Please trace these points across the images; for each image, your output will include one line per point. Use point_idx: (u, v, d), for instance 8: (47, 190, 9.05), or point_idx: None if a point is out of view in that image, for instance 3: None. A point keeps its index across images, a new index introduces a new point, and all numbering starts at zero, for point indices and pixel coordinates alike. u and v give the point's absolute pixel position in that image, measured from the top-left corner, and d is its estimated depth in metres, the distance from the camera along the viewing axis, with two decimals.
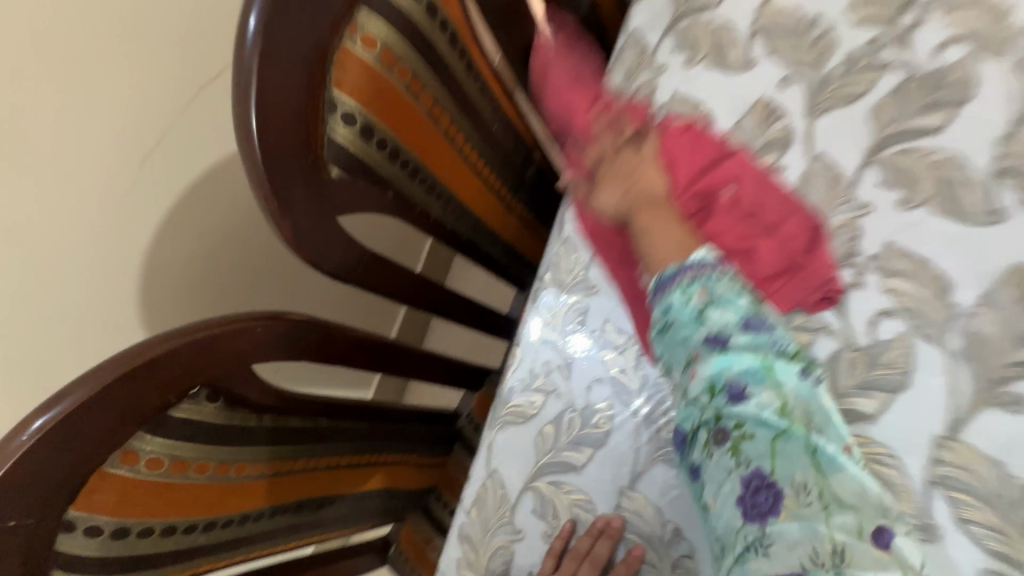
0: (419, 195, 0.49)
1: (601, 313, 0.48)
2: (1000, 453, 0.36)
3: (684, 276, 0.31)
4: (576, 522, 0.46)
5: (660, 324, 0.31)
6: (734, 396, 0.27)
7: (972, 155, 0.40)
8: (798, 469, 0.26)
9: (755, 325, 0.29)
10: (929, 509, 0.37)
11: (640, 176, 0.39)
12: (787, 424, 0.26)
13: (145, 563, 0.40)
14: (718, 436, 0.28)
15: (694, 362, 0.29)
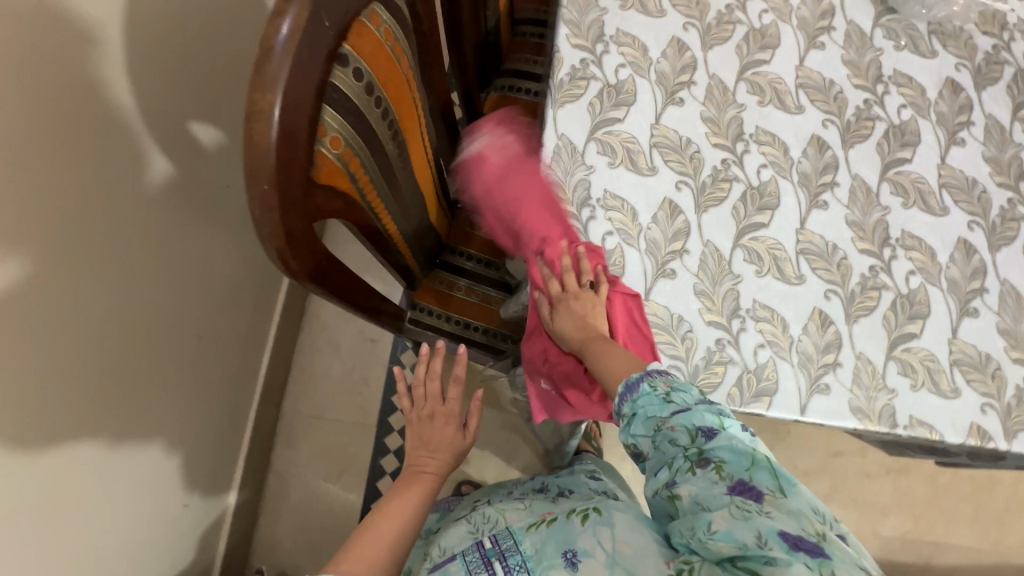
0: None
1: (614, 24, 0.72)
2: (820, 68, 0.72)
3: (645, 381, 0.56)
4: (628, 151, 0.68)
5: (641, 406, 0.56)
6: (710, 437, 0.52)
7: None
8: (761, 476, 0.50)
9: (712, 430, 0.52)
10: (800, 100, 0.71)
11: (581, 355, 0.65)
12: (756, 473, 0.50)
13: (365, 138, 0.47)
14: (700, 463, 0.52)
15: (671, 425, 0.53)
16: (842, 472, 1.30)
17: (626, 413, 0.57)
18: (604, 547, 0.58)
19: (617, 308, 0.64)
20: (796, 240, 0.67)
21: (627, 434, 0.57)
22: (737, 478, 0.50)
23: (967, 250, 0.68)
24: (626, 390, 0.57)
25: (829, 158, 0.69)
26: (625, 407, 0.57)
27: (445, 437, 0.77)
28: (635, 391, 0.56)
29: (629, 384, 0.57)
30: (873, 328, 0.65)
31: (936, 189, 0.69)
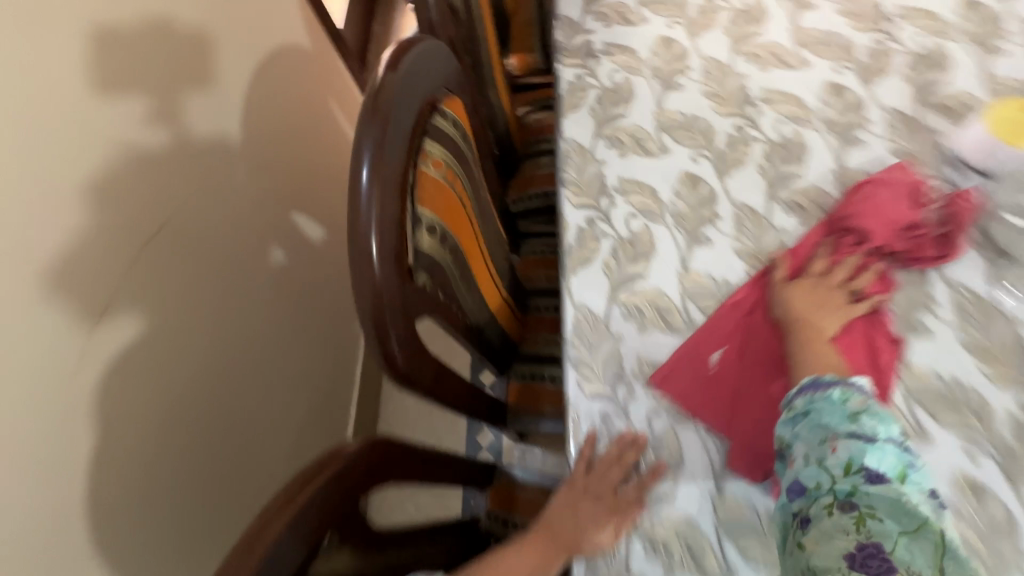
0: (462, 287, 0.53)
1: (633, 353, 0.57)
2: (933, 365, 0.52)
3: (845, 386, 0.45)
4: (691, 548, 0.49)
5: (815, 409, 0.44)
6: (871, 478, 0.40)
7: (826, 186, 0.62)
8: (919, 559, 0.37)
9: (880, 476, 0.40)
10: (921, 421, 0.50)
11: (806, 326, 0.52)
12: (914, 526, 0.38)
13: None
14: (844, 505, 0.40)
15: (840, 441, 0.42)
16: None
17: (796, 407, 0.45)
18: None
19: (880, 334, 0.53)
20: None
21: (787, 428, 0.44)
22: (875, 540, 0.38)
23: None
24: (808, 385, 0.46)
25: (1001, 514, 0.46)
26: (795, 403, 0.46)
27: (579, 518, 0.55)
28: (823, 391, 0.45)
29: (817, 381, 0.46)
30: None
31: None
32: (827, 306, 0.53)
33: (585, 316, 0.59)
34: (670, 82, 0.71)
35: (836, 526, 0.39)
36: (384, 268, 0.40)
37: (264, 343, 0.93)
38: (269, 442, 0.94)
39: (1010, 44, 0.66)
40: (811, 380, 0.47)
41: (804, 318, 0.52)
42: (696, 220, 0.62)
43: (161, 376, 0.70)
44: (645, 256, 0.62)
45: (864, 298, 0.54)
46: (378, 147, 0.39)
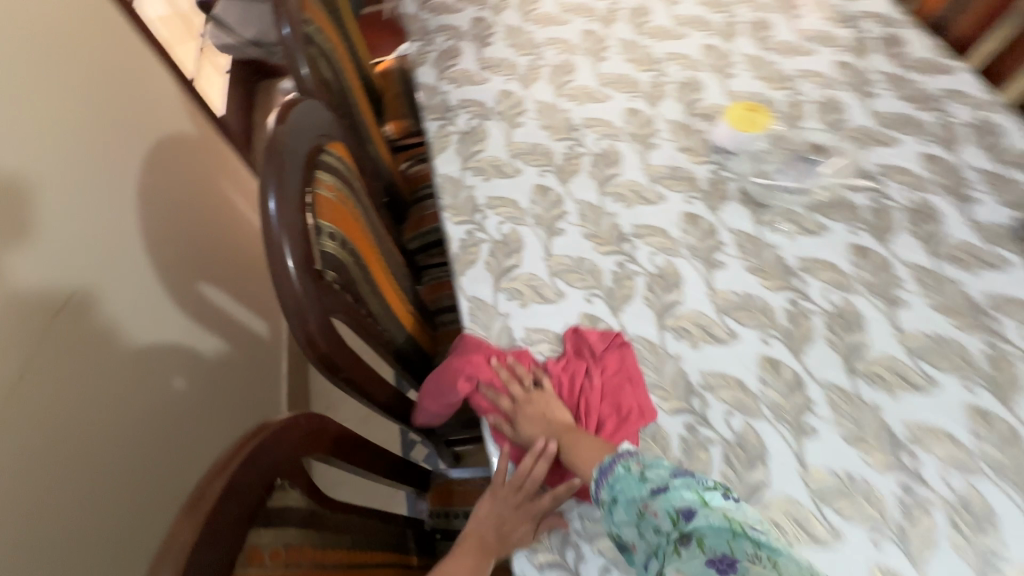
0: (367, 288, 0.64)
1: (520, 325, 0.71)
2: (731, 286, 0.71)
3: (622, 458, 0.53)
4: None
5: (619, 489, 0.50)
6: (686, 514, 0.45)
7: (636, 179, 0.82)
8: (749, 545, 0.42)
9: (685, 503, 0.46)
10: (729, 325, 0.68)
11: (552, 416, 0.62)
12: (729, 526, 0.44)
13: None
14: (682, 542, 0.44)
15: (651, 506, 0.47)
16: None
17: (605, 500, 0.51)
18: None
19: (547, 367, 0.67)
20: (807, 486, 0.58)
21: (612, 523, 0.50)
22: (720, 552, 0.42)
23: (986, 417, 0.60)
24: (601, 474, 0.53)
25: (790, 375, 0.65)
26: (604, 491, 0.52)
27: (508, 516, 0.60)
28: (611, 473, 0.52)
29: (602, 469, 0.53)
30: (950, 566, 0.53)
31: (911, 363, 0.64)
32: (547, 410, 0.63)
33: (477, 306, 0.73)
34: (513, 121, 0.90)
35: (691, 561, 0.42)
36: (296, 271, 0.50)
37: (183, 358, 0.94)
38: (203, 454, 0.96)
39: (737, 70, 0.92)
40: (599, 469, 0.54)
41: (556, 430, 0.61)
42: (551, 217, 0.80)
43: (110, 423, 0.75)
44: (516, 250, 0.77)
45: (534, 384, 0.65)
46: (274, 176, 0.51)
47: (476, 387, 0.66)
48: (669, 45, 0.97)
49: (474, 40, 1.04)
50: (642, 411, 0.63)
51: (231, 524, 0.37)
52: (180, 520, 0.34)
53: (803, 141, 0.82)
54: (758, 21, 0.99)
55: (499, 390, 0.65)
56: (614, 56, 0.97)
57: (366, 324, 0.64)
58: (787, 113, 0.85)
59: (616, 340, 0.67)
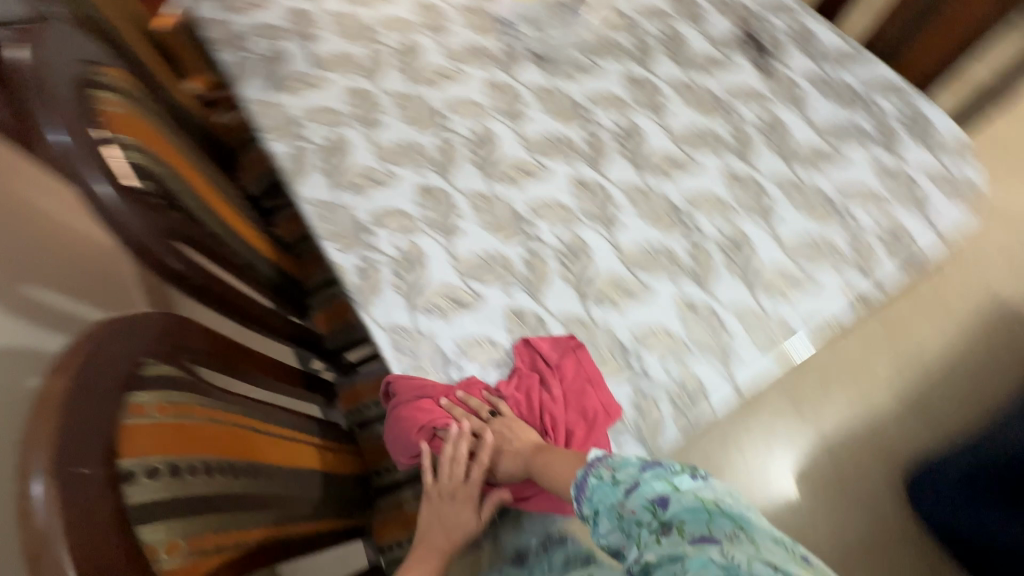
0: (190, 200, 0.68)
1: (364, 209, 0.77)
2: (536, 131, 0.83)
3: (596, 467, 0.55)
4: (455, 295, 0.71)
5: (598, 501, 0.52)
6: (661, 502, 0.48)
7: (438, 62, 0.89)
8: (725, 525, 0.45)
9: (659, 494, 0.49)
10: (541, 161, 0.80)
11: (517, 444, 0.64)
12: (700, 505, 0.47)
13: (195, 501, 0.44)
14: (664, 531, 0.46)
15: (626, 502, 0.49)
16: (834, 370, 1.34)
17: (587, 514, 0.52)
18: None
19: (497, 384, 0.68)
20: (623, 262, 0.73)
21: (600, 534, 0.51)
22: (699, 535, 0.44)
23: (734, 175, 0.79)
24: (579, 491, 0.55)
25: (595, 185, 0.78)
26: (586, 507, 0.54)
27: (452, 517, 0.67)
28: (587, 487, 0.54)
29: (579, 485, 0.55)
30: (727, 282, 0.72)
31: (680, 151, 0.81)
32: (511, 439, 0.64)
33: (320, 207, 0.77)
34: (309, 36, 0.92)
35: (670, 548, 0.44)
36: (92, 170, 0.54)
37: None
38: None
39: None
40: (577, 484, 0.55)
41: (524, 459, 0.63)
42: (369, 113, 0.85)
43: None
44: (344, 149, 0.81)
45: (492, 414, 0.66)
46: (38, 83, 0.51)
47: (432, 434, 0.65)
48: None
49: None
50: (609, 409, 0.65)
51: (106, 380, 0.40)
52: (48, 377, 0.37)
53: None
54: None
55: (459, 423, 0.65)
56: None
57: (211, 243, 0.69)
58: None
59: (569, 347, 0.67)
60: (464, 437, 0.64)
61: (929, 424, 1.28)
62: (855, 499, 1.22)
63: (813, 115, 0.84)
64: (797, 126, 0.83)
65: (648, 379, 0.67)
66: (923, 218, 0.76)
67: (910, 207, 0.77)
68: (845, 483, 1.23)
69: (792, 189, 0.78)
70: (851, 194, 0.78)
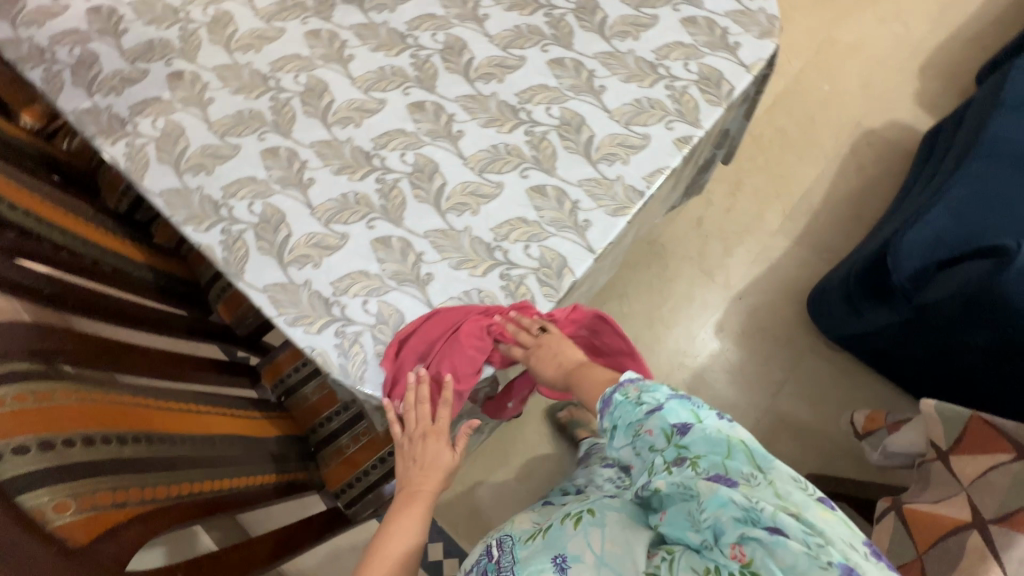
0: (22, 219, 0.65)
1: (215, 185, 0.78)
2: (365, 68, 0.84)
3: (626, 387, 0.67)
4: (321, 241, 0.74)
5: (619, 417, 0.65)
6: (683, 430, 0.62)
7: (253, 27, 0.88)
8: (741, 462, 0.58)
9: (683, 426, 0.62)
10: (376, 95, 0.82)
11: (562, 358, 0.72)
12: (725, 443, 0.60)
13: (80, 468, 0.46)
14: (677, 461, 0.60)
15: (650, 423, 0.63)
16: (734, 230, 1.44)
17: (609, 426, 0.66)
18: (591, 549, 0.70)
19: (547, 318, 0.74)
20: (471, 168, 0.77)
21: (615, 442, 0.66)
22: (712, 469, 0.58)
23: (559, 62, 0.83)
24: (604, 403, 0.68)
25: (431, 105, 0.81)
26: (606, 422, 0.67)
27: (433, 450, 0.72)
28: (611, 404, 0.67)
29: (606, 399, 0.67)
30: (568, 161, 0.77)
31: (504, 53, 0.84)
32: (557, 353, 0.72)
33: (170, 194, 0.78)
34: (116, 32, 0.89)
35: (689, 476, 0.58)
36: None
37: None
38: None
39: None
40: (602, 400, 0.68)
41: (567, 371, 0.72)
42: (197, 93, 0.84)
43: None
44: (180, 135, 0.81)
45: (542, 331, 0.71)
46: None
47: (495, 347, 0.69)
48: None
49: None
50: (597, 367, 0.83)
51: None
52: None
53: None
54: None
55: (511, 342, 0.69)
56: None
57: (65, 259, 0.69)
58: None
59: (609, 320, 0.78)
60: (511, 342, 0.69)
61: (823, 254, 1.40)
62: (776, 339, 1.33)
63: None
64: (608, 2, 0.87)
65: (515, 267, 0.72)
66: (733, 58, 0.82)
67: (720, 51, 0.83)
68: (763, 326, 1.34)
69: (613, 62, 0.83)
70: (667, 52, 0.83)
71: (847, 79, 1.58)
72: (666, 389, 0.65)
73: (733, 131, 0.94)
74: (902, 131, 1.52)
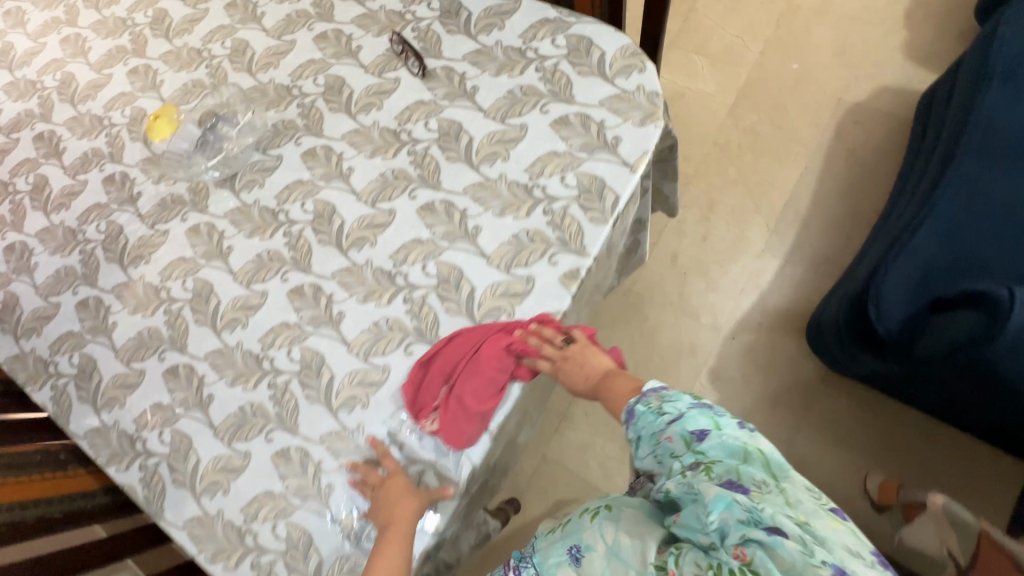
0: None
1: (128, 418, 0.79)
2: (244, 259, 0.82)
3: (649, 394, 0.60)
4: (227, 463, 0.73)
5: (643, 426, 0.59)
6: (701, 437, 0.54)
7: (141, 235, 0.88)
8: (757, 473, 0.50)
9: (703, 433, 0.54)
10: (258, 288, 0.80)
11: (589, 369, 0.67)
12: (743, 449, 0.52)
13: None
14: (692, 466, 0.52)
15: (670, 429, 0.56)
16: (716, 258, 1.30)
17: (632, 437, 0.60)
18: (605, 540, 0.55)
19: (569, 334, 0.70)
20: (356, 355, 0.73)
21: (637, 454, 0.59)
22: (726, 475, 0.49)
23: (429, 208, 0.76)
24: (628, 415, 0.61)
25: (309, 288, 0.77)
26: (629, 431, 0.60)
27: (396, 492, 0.65)
28: (635, 417, 0.60)
29: (629, 410, 0.61)
30: (452, 326, 0.71)
31: (373, 210, 0.78)
32: (583, 364, 0.67)
33: (92, 435, 0.80)
34: (30, 267, 0.94)
35: (699, 480, 0.50)
36: None
37: None
38: None
39: (162, 75, 0.98)
40: (626, 411, 0.61)
41: (596, 381, 0.67)
42: (101, 319, 0.86)
43: None
44: (93, 369, 0.83)
45: (566, 344, 0.67)
46: None
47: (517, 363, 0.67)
48: (102, 96, 1.00)
49: None
50: None
51: None
52: None
53: (233, 97, 0.91)
54: (154, 16, 1.03)
55: (534, 356, 0.66)
56: (71, 143, 0.99)
57: None
58: (211, 83, 0.93)
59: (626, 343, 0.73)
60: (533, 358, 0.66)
61: (822, 267, 1.24)
62: (784, 376, 1.19)
63: (484, 101, 0.79)
64: (472, 120, 0.79)
65: (412, 463, 0.68)
66: (615, 158, 0.72)
67: (599, 151, 0.73)
68: (764, 365, 1.21)
69: (484, 193, 0.75)
70: (541, 167, 0.74)
71: (819, 49, 1.37)
72: (692, 400, 0.58)
73: (649, 216, 0.83)
74: (895, 96, 1.30)
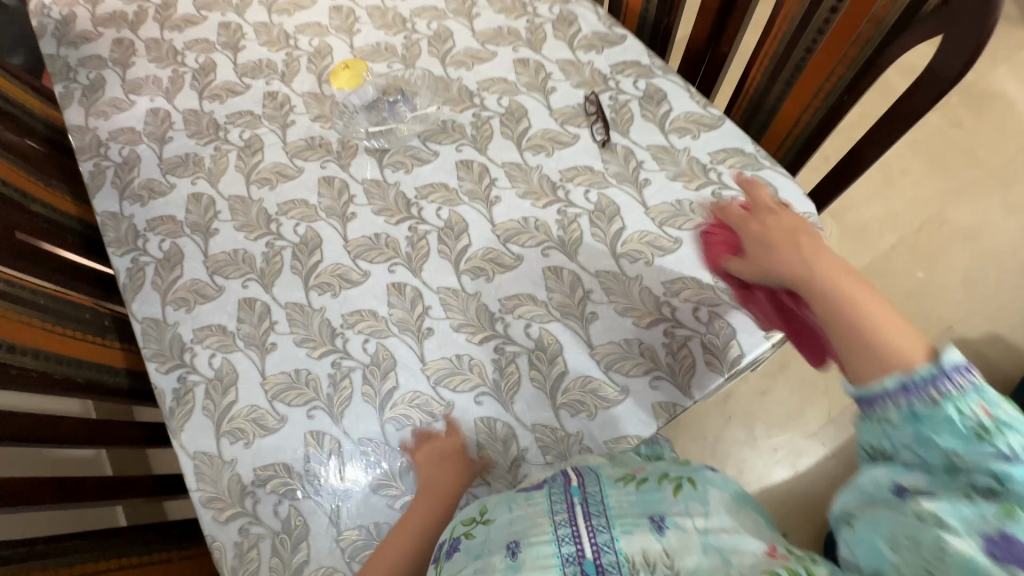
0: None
1: (188, 326, 0.79)
2: (362, 231, 0.81)
3: (962, 386, 0.44)
4: (258, 417, 0.72)
5: (932, 415, 0.44)
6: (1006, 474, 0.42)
7: (277, 161, 0.89)
8: None
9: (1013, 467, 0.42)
10: (362, 266, 0.79)
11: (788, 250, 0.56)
12: None
13: None
14: (973, 497, 0.43)
15: (969, 445, 0.43)
16: (767, 417, 1.26)
17: (896, 415, 0.46)
18: (694, 523, 0.52)
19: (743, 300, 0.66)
20: (427, 377, 0.72)
21: (878, 432, 0.48)
22: (1010, 535, 0.40)
23: (556, 272, 0.75)
24: (913, 386, 0.46)
25: (410, 291, 0.77)
26: (895, 410, 0.46)
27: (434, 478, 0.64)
28: (918, 392, 0.45)
29: (911, 383, 0.45)
30: (530, 398, 0.69)
31: (503, 248, 0.78)
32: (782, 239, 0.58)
33: (147, 324, 0.80)
34: (163, 138, 0.95)
35: (963, 517, 0.42)
36: None
37: None
38: None
39: (362, 25, 1.00)
40: (898, 380, 0.46)
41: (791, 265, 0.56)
42: (206, 220, 0.86)
43: None
44: (178, 262, 0.84)
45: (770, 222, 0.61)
46: None
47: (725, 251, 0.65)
48: (299, 17, 1.03)
49: (115, 66, 1.04)
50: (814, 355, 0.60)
51: None
52: None
53: (418, 79, 0.92)
54: None
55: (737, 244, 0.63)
56: (251, 44, 1.01)
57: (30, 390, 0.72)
58: (403, 55, 0.95)
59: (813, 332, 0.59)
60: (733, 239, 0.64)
61: None
62: None
63: (650, 198, 0.79)
64: (631, 211, 0.78)
65: None
66: None
67: None
68: None
69: (614, 285, 0.74)
70: (679, 288, 0.73)
71: (949, 270, 1.35)
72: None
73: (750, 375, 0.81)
74: (1004, 350, 1.27)
